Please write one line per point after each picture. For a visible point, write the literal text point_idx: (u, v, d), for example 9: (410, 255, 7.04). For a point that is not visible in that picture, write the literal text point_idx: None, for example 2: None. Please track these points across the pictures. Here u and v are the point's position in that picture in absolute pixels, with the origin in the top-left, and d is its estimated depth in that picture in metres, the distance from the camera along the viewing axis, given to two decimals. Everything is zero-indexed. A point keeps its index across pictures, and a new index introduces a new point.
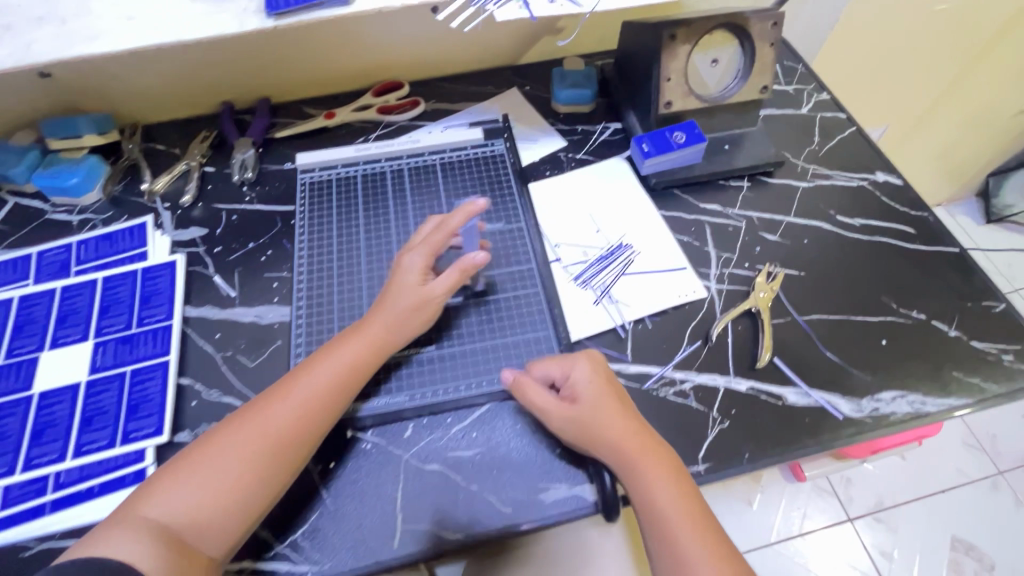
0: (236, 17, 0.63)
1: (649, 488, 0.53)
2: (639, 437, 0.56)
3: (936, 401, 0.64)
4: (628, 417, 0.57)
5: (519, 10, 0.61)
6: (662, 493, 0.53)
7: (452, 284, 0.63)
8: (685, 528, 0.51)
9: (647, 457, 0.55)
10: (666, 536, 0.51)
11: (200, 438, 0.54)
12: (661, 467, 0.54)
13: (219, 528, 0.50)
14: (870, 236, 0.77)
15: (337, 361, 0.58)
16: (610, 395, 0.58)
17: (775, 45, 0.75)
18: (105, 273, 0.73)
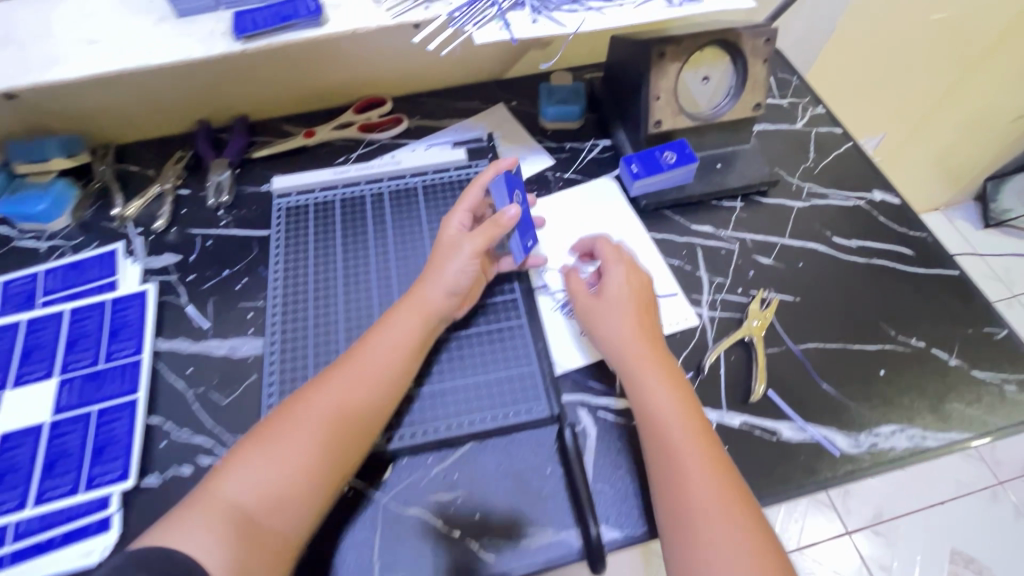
0: (203, 40, 0.60)
1: (647, 386, 0.58)
2: (654, 343, 0.61)
3: (936, 436, 0.62)
4: (649, 332, 0.62)
5: (500, 32, 0.58)
6: (661, 393, 0.57)
7: (483, 245, 0.65)
8: (676, 432, 0.55)
9: (657, 361, 0.60)
10: (654, 430, 0.56)
11: (263, 424, 0.56)
12: (670, 376, 0.59)
13: (293, 507, 0.51)
14: (867, 259, 0.75)
15: (391, 333, 0.61)
16: (638, 304, 0.63)
17: (768, 62, 0.72)
18: (73, 304, 0.70)
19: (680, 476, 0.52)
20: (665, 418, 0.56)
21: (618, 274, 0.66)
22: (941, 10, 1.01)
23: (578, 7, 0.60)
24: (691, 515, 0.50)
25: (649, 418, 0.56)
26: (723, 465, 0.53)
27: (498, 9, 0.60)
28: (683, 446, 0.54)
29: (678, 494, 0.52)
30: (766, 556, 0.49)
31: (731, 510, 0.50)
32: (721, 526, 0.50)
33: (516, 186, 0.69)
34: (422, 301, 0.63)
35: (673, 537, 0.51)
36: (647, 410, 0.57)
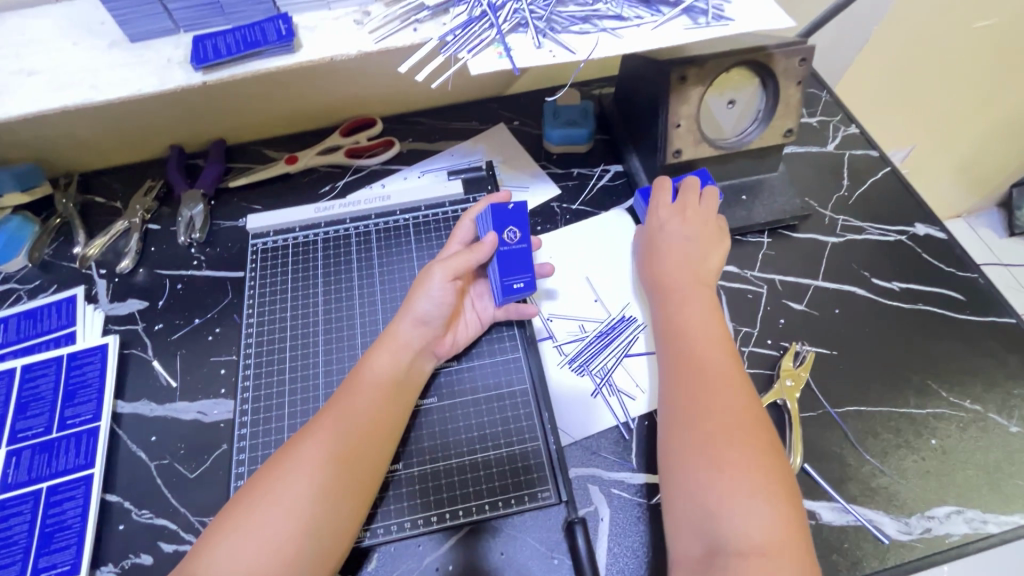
0: (157, 70, 0.52)
1: (675, 294, 0.58)
2: (689, 258, 0.60)
3: (998, 519, 0.54)
4: (688, 254, 0.61)
5: (498, 60, 0.50)
6: (692, 303, 0.57)
7: (457, 267, 0.60)
8: (699, 337, 0.54)
9: (690, 276, 0.59)
10: (677, 335, 0.55)
11: (255, 476, 0.49)
12: (703, 294, 0.58)
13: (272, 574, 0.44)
14: (912, 304, 0.67)
15: (381, 368, 0.55)
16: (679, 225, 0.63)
17: (802, 83, 0.64)
18: (26, 360, 0.63)
19: (694, 374, 0.51)
20: (691, 326, 0.55)
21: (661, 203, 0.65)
22: (984, 18, 0.92)
23: (589, 28, 0.52)
24: (696, 403, 0.49)
25: (673, 321, 0.56)
26: (747, 383, 0.51)
27: (497, 32, 0.52)
28: (705, 351, 0.53)
29: (689, 384, 0.51)
30: (768, 461, 0.46)
31: (744, 417, 0.48)
32: (727, 418, 0.48)
33: (510, 218, 0.62)
34: (397, 337, 0.57)
35: (671, 421, 0.50)
36: (671, 314, 0.57)
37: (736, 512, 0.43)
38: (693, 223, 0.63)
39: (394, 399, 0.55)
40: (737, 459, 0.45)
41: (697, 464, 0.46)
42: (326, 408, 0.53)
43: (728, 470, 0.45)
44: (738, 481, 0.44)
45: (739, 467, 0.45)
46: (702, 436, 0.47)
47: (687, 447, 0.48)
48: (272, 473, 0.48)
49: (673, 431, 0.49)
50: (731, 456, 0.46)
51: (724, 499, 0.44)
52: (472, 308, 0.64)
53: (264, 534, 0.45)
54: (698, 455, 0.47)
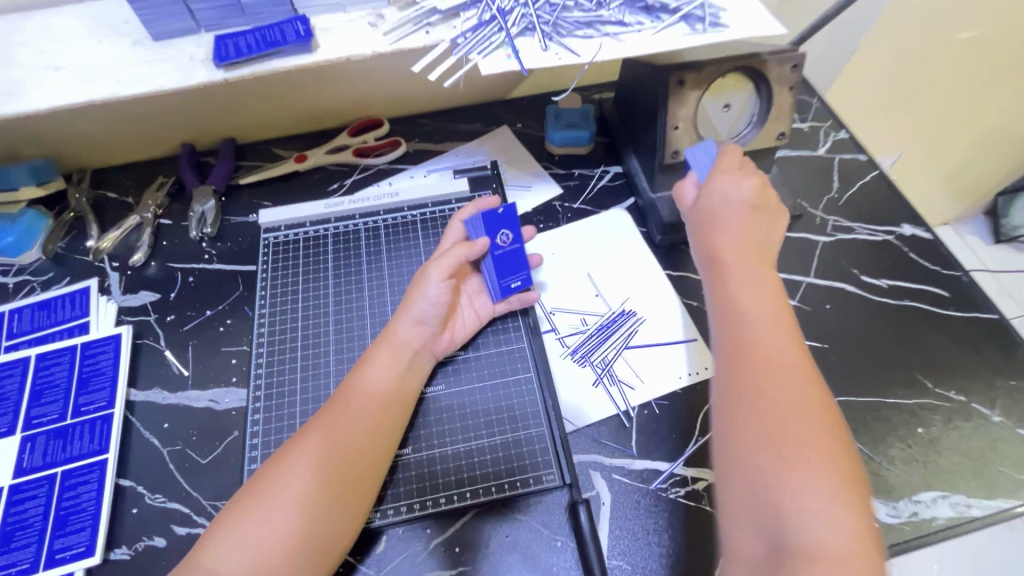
0: (180, 67, 0.54)
1: (731, 275, 0.52)
2: (747, 232, 0.54)
3: (981, 504, 0.56)
4: (750, 230, 0.54)
5: (507, 61, 0.53)
6: (751, 281, 0.51)
7: (450, 266, 0.63)
8: (762, 323, 0.48)
9: (749, 254, 0.53)
10: (739, 322, 0.49)
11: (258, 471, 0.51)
12: (764, 273, 0.52)
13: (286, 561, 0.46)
14: (899, 300, 0.70)
15: (381, 365, 0.57)
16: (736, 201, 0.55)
17: (794, 89, 0.66)
18: (40, 349, 0.65)
19: (756, 364, 0.46)
20: (754, 314, 0.49)
21: (720, 171, 0.58)
22: (966, 30, 0.96)
23: (593, 33, 0.55)
24: (760, 403, 0.45)
25: (732, 304, 0.50)
26: (818, 377, 0.46)
27: (506, 35, 0.54)
28: (769, 342, 0.47)
29: (750, 381, 0.46)
30: (837, 465, 0.42)
31: (807, 415, 0.44)
32: (794, 420, 0.43)
33: (502, 221, 0.65)
34: (394, 337, 0.59)
35: (733, 420, 0.45)
36: (730, 296, 0.51)
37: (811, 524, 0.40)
38: (752, 198, 0.56)
39: (393, 396, 0.56)
40: (806, 464, 0.42)
41: (762, 469, 0.42)
42: (327, 410, 0.53)
43: (796, 476, 0.41)
44: (808, 486, 0.41)
45: (809, 472, 0.41)
46: (767, 438, 0.43)
47: (754, 451, 0.43)
48: (271, 468, 0.50)
49: (734, 430, 0.45)
50: (797, 460, 0.42)
51: (796, 509, 0.40)
52: (470, 308, 0.65)
53: (265, 526, 0.46)
54: (764, 459, 0.43)
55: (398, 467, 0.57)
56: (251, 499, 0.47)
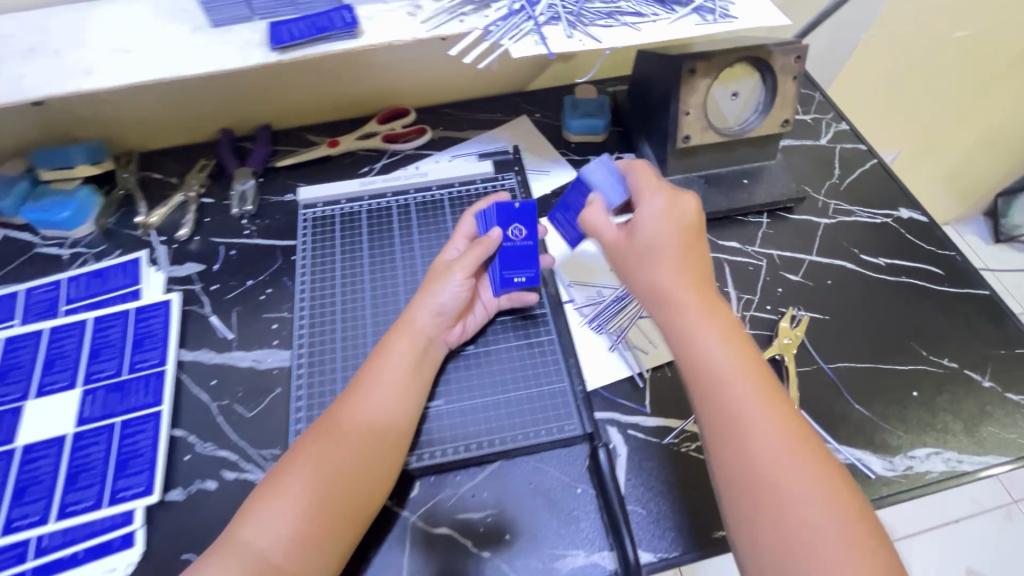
0: (239, 49, 0.59)
1: (693, 327, 0.52)
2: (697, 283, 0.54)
3: (972, 459, 0.61)
4: (687, 266, 0.55)
5: (535, 46, 0.58)
6: (709, 337, 0.51)
7: (472, 263, 0.64)
8: (732, 383, 0.49)
9: (700, 296, 0.53)
10: (709, 383, 0.49)
11: (279, 460, 0.54)
12: (719, 321, 0.52)
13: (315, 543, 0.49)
14: (896, 277, 0.74)
15: (388, 363, 0.59)
16: (674, 235, 0.56)
17: (798, 79, 0.72)
18: (96, 313, 0.70)
19: (736, 425, 0.47)
20: (720, 369, 0.49)
21: (656, 215, 0.57)
22: (961, 29, 1.01)
23: (613, 22, 0.60)
24: (747, 454, 0.46)
25: (701, 363, 0.50)
26: (789, 421, 0.47)
27: (534, 23, 0.60)
28: (739, 394, 0.48)
29: (733, 435, 0.47)
30: (830, 483, 0.45)
31: (790, 453, 0.45)
32: (783, 476, 0.45)
33: (517, 215, 0.66)
34: (411, 326, 0.61)
35: (728, 475, 0.46)
36: (699, 355, 0.51)
37: (829, 551, 0.42)
38: (684, 226, 0.57)
39: (408, 387, 0.59)
40: (805, 499, 0.44)
41: (768, 520, 0.44)
42: (330, 414, 0.56)
43: (801, 514, 0.43)
44: (814, 516, 0.43)
45: (809, 504, 0.44)
46: (764, 485, 0.45)
47: (760, 512, 0.44)
48: (288, 462, 0.53)
49: (733, 485, 0.46)
50: (796, 497, 0.44)
51: (811, 543, 0.42)
52: (484, 299, 0.68)
53: (290, 509, 0.49)
54: (766, 508, 0.44)
55: (428, 416, 0.62)
56: (266, 492, 0.51)
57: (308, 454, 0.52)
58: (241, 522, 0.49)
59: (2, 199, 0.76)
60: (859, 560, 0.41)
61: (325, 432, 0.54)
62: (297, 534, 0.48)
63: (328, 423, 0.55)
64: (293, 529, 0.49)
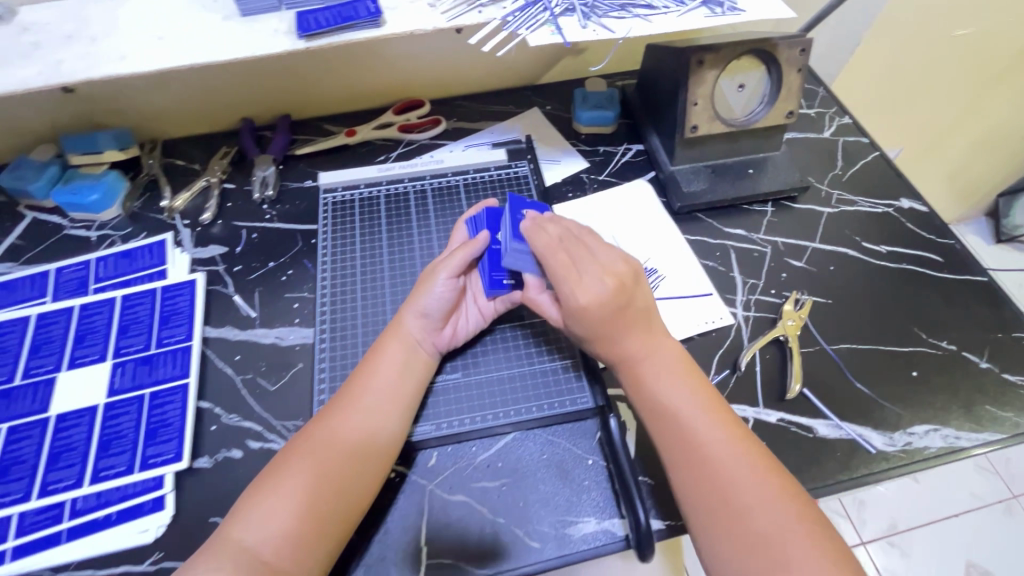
0: (268, 37, 0.62)
1: (647, 372, 0.56)
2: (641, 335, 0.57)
3: (969, 436, 0.63)
4: (628, 326, 0.56)
5: (552, 36, 0.61)
6: (659, 374, 0.56)
7: (459, 264, 0.64)
8: (682, 415, 0.54)
9: (646, 342, 0.57)
10: (667, 418, 0.54)
11: (270, 465, 0.54)
12: (668, 358, 0.57)
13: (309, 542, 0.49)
14: (897, 264, 0.77)
15: (379, 371, 0.59)
16: (608, 303, 0.55)
17: (802, 71, 0.74)
18: (124, 291, 0.73)
19: (690, 451, 0.52)
20: (677, 405, 0.54)
21: (576, 288, 0.55)
22: (963, 27, 1.02)
23: (626, 14, 0.63)
24: (710, 477, 0.50)
25: (658, 402, 0.55)
26: (737, 442, 0.52)
27: (550, 14, 0.63)
28: (697, 424, 0.53)
29: (694, 463, 0.51)
30: (786, 490, 0.50)
31: (749, 471, 0.50)
32: (738, 488, 0.49)
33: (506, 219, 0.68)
34: (400, 332, 0.62)
35: (693, 497, 0.51)
36: (656, 396, 0.55)
37: (792, 551, 0.46)
38: (609, 300, 0.55)
39: (400, 390, 0.59)
40: (765, 511, 0.48)
41: (733, 535, 0.48)
42: (318, 424, 0.56)
43: (764, 525, 0.48)
44: (766, 522, 0.48)
45: (769, 514, 0.48)
46: (725, 503, 0.49)
47: (722, 524, 0.48)
48: (280, 464, 0.53)
49: (698, 506, 0.50)
50: (756, 511, 0.48)
51: (774, 549, 0.47)
52: (474, 302, 0.67)
53: (285, 506, 0.50)
54: (730, 525, 0.48)
55: (433, 390, 0.64)
56: (260, 491, 0.51)
57: (302, 456, 0.53)
58: (238, 520, 0.49)
59: (32, 182, 0.78)
60: (817, 555, 0.46)
61: (323, 434, 0.54)
62: (293, 530, 0.49)
63: (320, 428, 0.55)
64: (285, 527, 0.49)
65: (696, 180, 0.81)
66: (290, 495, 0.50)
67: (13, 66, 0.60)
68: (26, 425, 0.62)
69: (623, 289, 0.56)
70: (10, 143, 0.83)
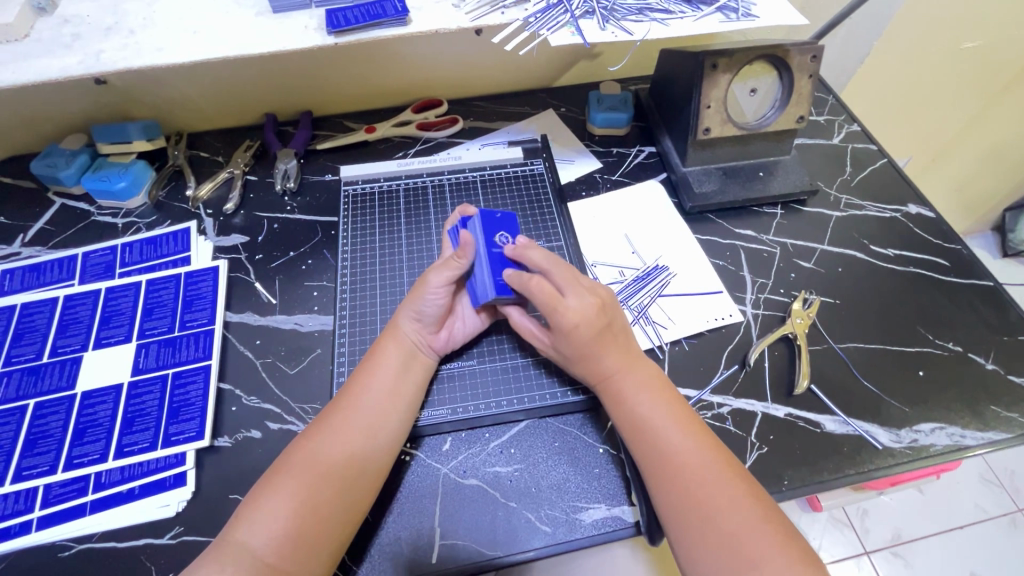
0: (298, 32, 0.64)
1: (624, 388, 0.57)
2: (620, 354, 0.59)
3: (975, 435, 0.64)
4: (609, 346, 0.58)
5: (572, 36, 0.63)
6: (637, 390, 0.57)
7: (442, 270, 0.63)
8: (659, 429, 0.54)
9: (626, 360, 0.59)
10: (643, 434, 0.55)
11: (271, 467, 0.54)
12: (644, 375, 0.58)
13: (310, 544, 0.49)
14: (904, 267, 0.78)
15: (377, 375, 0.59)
16: (591, 333, 0.58)
17: (813, 78, 0.75)
18: (149, 276, 0.75)
19: (665, 465, 0.53)
20: (652, 421, 0.55)
21: (563, 316, 0.57)
22: (972, 40, 1.03)
23: (643, 18, 0.65)
24: (686, 489, 0.51)
25: (635, 417, 0.56)
26: (713, 456, 0.53)
27: (571, 16, 0.65)
28: (676, 441, 0.54)
29: (670, 478, 0.52)
30: (758, 499, 0.51)
31: (725, 481, 0.51)
32: (713, 500, 0.50)
33: (498, 224, 0.66)
34: (397, 335, 0.62)
35: (671, 508, 0.51)
36: (633, 412, 0.56)
37: (766, 558, 0.47)
38: (593, 322, 0.58)
39: (399, 391, 0.59)
40: (741, 524, 0.49)
41: (711, 548, 0.48)
42: (314, 430, 0.55)
43: (739, 534, 0.48)
44: (740, 533, 0.48)
45: (744, 524, 0.49)
46: (700, 514, 0.50)
47: (695, 534, 0.49)
48: (280, 468, 0.53)
49: (676, 520, 0.51)
50: (731, 521, 0.49)
51: (749, 556, 0.47)
52: (469, 303, 0.67)
53: (288, 504, 0.50)
54: (706, 534, 0.49)
55: (444, 375, 0.66)
56: (262, 493, 0.51)
57: (305, 455, 0.53)
58: (242, 519, 0.50)
59: (63, 170, 0.81)
60: (791, 562, 0.47)
61: (325, 434, 0.54)
62: (295, 529, 0.49)
63: (320, 429, 0.55)
64: (287, 526, 0.49)
65: (707, 181, 0.83)
66: (291, 495, 0.50)
67: (53, 55, 0.59)
68: (53, 401, 0.64)
69: (603, 312, 0.59)
70: (44, 132, 0.86)
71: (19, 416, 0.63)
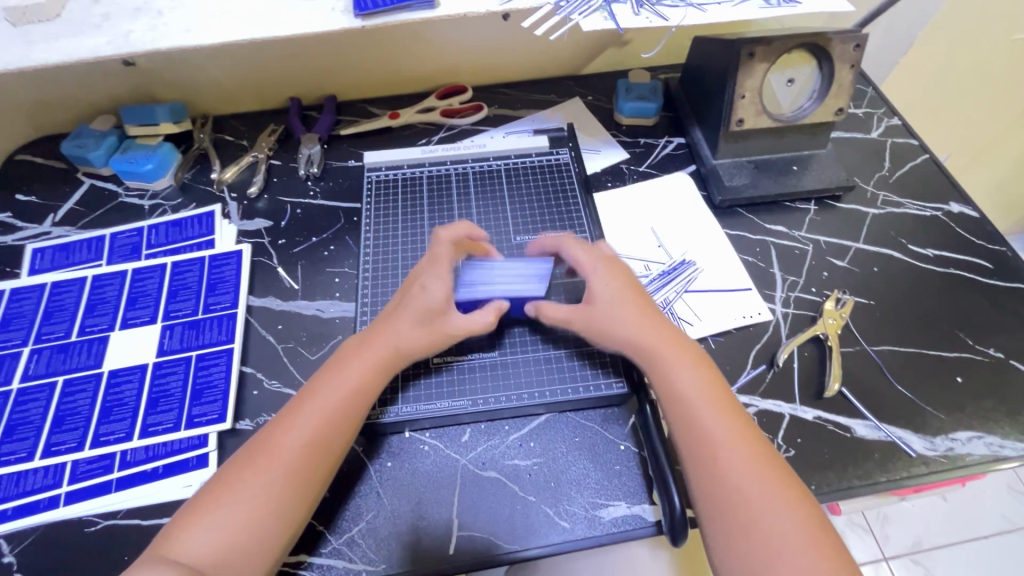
0: (324, 15, 0.62)
1: (665, 363, 0.56)
2: (658, 336, 0.58)
3: (1015, 445, 0.61)
4: (639, 307, 0.61)
5: (605, 21, 0.60)
6: (679, 368, 0.56)
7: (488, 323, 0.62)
8: (700, 407, 0.53)
9: (668, 337, 0.58)
10: (683, 408, 0.53)
11: (230, 463, 0.52)
12: (687, 357, 0.57)
13: (248, 554, 0.47)
14: (944, 268, 0.75)
15: (341, 383, 0.56)
16: (623, 293, 0.61)
17: (855, 68, 0.72)
18: (174, 258, 0.75)
19: (704, 444, 0.51)
20: (693, 400, 0.53)
21: (599, 269, 0.64)
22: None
23: (679, 3, 0.61)
24: (719, 468, 0.49)
25: (674, 391, 0.54)
26: (757, 445, 0.51)
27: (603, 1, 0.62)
28: (714, 424, 0.52)
29: (705, 456, 0.50)
30: (793, 492, 0.48)
31: (755, 467, 0.49)
32: (751, 487, 0.48)
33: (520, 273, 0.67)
34: (373, 350, 0.58)
35: (703, 490, 0.49)
36: (674, 386, 0.55)
37: (798, 561, 0.44)
38: (618, 280, 0.63)
39: (357, 403, 0.56)
40: (776, 520, 0.46)
41: (741, 535, 0.46)
42: (266, 433, 0.53)
43: (767, 523, 0.46)
44: (775, 527, 0.46)
45: (776, 515, 0.46)
46: (734, 503, 0.48)
47: (729, 519, 0.47)
48: (245, 465, 0.51)
49: (709, 506, 0.49)
50: (763, 511, 0.47)
51: (779, 553, 0.45)
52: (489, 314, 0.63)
53: (252, 495, 0.49)
54: (735, 517, 0.47)
55: (429, 372, 0.64)
56: (220, 494, 0.49)
57: (277, 444, 0.52)
58: (199, 513, 0.48)
59: (92, 150, 0.82)
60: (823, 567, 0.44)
61: (299, 418, 0.53)
62: (256, 521, 0.48)
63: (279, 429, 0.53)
64: (248, 522, 0.48)
65: (738, 175, 0.81)
66: (255, 492, 0.49)
67: (83, 36, 0.59)
68: (80, 379, 0.65)
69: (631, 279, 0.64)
70: (75, 112, 0.87)
71: (49, 393, 0.64)
